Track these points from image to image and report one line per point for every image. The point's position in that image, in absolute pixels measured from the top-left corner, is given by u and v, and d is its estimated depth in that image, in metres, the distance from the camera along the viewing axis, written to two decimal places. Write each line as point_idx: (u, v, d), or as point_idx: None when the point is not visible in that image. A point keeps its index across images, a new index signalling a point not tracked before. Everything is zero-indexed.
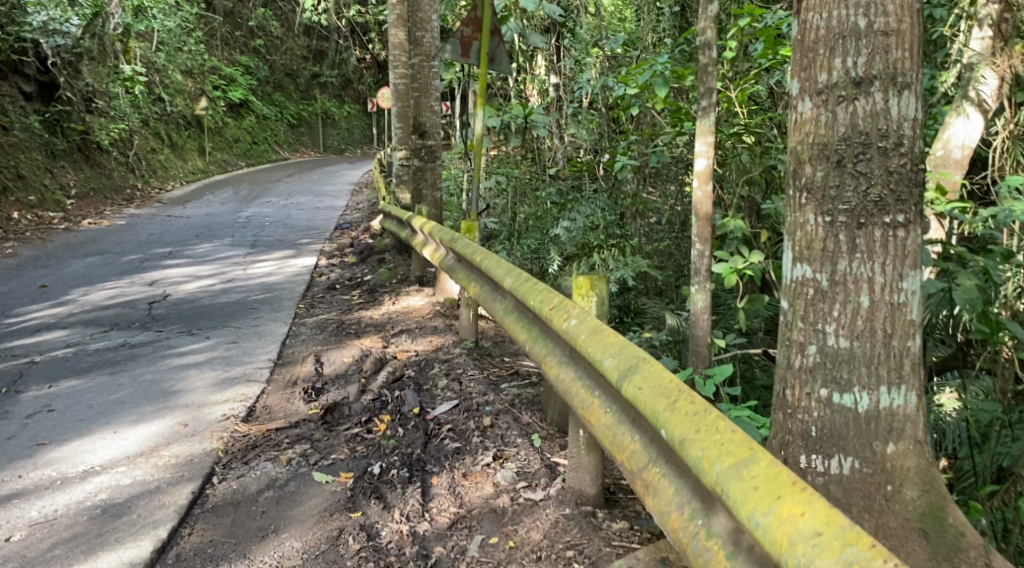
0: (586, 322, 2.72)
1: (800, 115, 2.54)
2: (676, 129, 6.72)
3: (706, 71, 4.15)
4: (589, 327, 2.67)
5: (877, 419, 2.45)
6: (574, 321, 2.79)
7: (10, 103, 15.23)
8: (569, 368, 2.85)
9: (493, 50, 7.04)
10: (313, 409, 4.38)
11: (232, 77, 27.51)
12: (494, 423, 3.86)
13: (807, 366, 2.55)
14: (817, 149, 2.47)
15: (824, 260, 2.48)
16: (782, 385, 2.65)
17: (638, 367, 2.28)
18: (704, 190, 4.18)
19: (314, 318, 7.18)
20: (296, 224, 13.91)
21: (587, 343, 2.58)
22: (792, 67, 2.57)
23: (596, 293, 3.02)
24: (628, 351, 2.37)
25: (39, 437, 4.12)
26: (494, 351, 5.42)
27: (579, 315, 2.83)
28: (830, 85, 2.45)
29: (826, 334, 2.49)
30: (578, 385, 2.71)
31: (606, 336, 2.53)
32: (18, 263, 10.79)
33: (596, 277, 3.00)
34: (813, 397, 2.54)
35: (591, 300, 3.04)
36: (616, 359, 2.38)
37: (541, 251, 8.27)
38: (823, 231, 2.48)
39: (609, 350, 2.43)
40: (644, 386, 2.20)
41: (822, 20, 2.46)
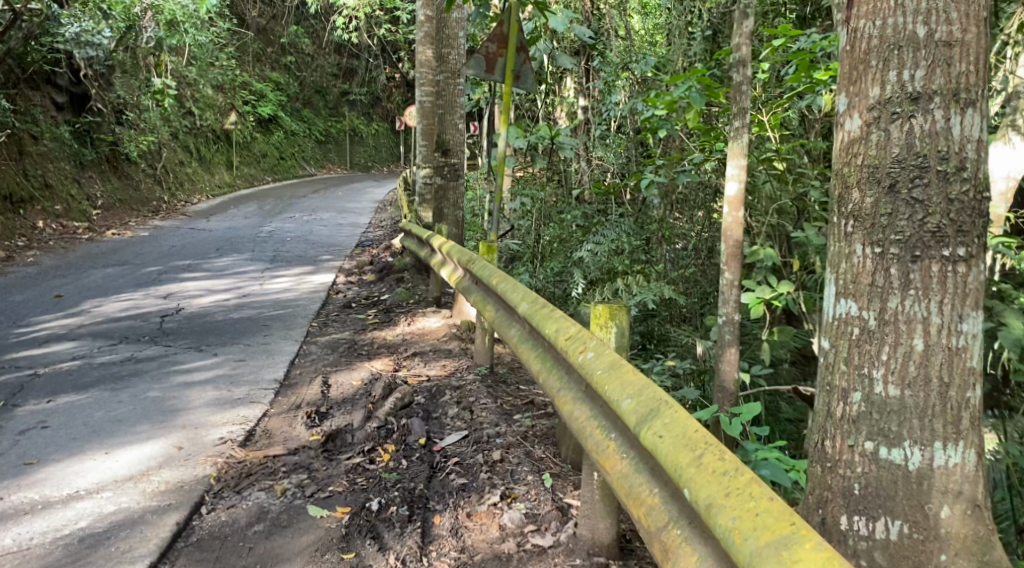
0: (605, 354, 2.49)
1: (847, 133, 2.32)
2: (704, 153, 6.49)
3: (740, 90, 3.90)
4: (607, 361, 2.44)
5: (930, 479, 2.18)
6: (592, 354, 2.57)
7: (41, 113, 15.34)
8: (584, 406, 2.61)
9: (518, 68, 6.87)
10: (314, 434, 4.17)
11: (263, 93, 27.72)
12: (504, 457, 3.64)
13: (850, 415, 2.30)
14: (867, 171, 2.25)
15: (872, 297, 2.25)
16: (821, 434, 2.41)
17: (659, 411, 2.05)
18: (736, 216, 3.90)
19: (327, 337, 7.00)
20: (317, 240, 13.80)
21: (604, 378, 2.35)
22: (840, 82, 2.36)
23: (615, 322, 2.76)
24: (649, 392, 2.14)
25: (27, 456, 3.94)
26: (509, 378, 5.19)
27: (597, 347, 2.60)
28: (883, 100, 2.22)
29: (874, 381, 2.25)
30: (593, 425, 2.47)
31: (625, 372, 2.31)
32: (38, 272, 10.76)
33: (616, 306, 2.75)
34: (856, 449, 2.29)
35: (610, 331, 2.79)
36: (635, 400, 2.14)
37: (563, 275, 8.04)
38: (872, 263, 2.25)
39: (628, 388, 2.20)
40: (665, 434, 1.97)
41: (875, 28, 2.24)
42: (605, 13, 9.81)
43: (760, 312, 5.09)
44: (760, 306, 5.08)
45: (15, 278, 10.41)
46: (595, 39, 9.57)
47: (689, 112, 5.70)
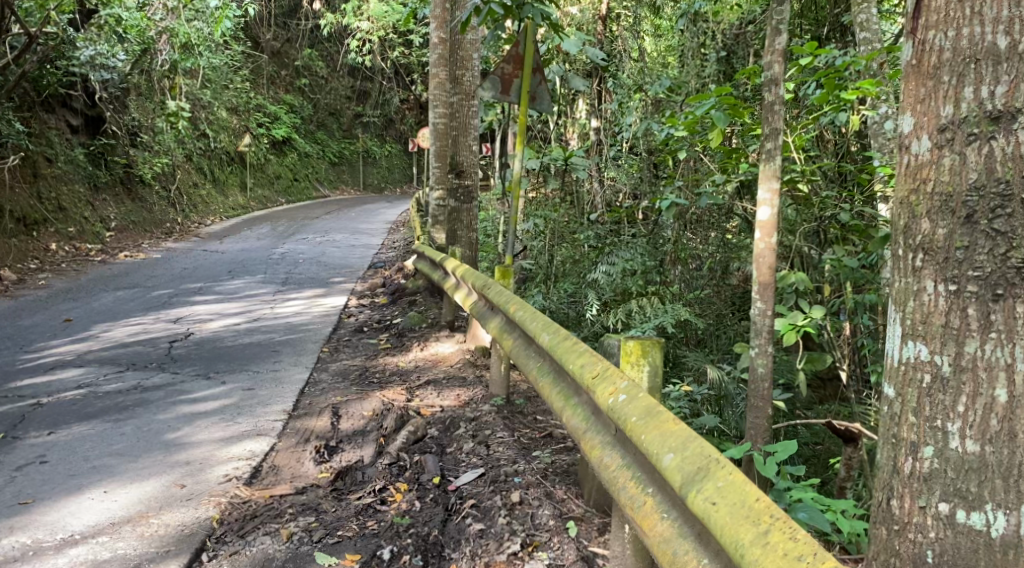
0: (637, 397, 2.35)
1: (915, 156, 2.14)
2: (725, 174, 6.24)
3: (772, 110, 3.71)
4: (641, 407, 2.29)
5: (1017, 548, 1.95)
6: (621, 395, 2.41)
7: (56, 136, 15.38)
8: (613, 450, 2.44)
9: (534, 89, 6.70)
10: (323, 472, 3.98)
11: (277, 115, 27.76)
12: (523, 499, 3.42)
13: (921, 472, 2.10)
14: (938, 201, 2.07)
15: (947, 340, 2.05)
16: (886, 493, 2.21)
17: (710, 472, 1.91)
18: (768, 242, 3.69)
19: (338, 364, 6.80)
20: (329, 261, 13.67)
21: (641, 427, 2.21)
22: (906, 100, 2.19)
23: (648, 361, 2.64)
24: (695, 448, 2.01)
25: (23, 494, 3.75)
26: (526, 409, 4.96)
27: (627, 386, 2.44)
28: (957, 119, 2.04)
29: (949, 435, 2.04)
30: (624, 474, 2.30)
31: (665, 423, 2.17)
32: (48, 295, 10.64)
33: (650, 343, 2.63)
34: (928, 512, 2.08)
35: (642, 370, 2.66)
36: (681, 456, 2.01)
37: (577, 296, 7.80)
38: (945, 303, 2.06)
39: (671, 443, 2.07)
40: (719, 500, 1.84)
41: (948, 39, 2.07)
42: (619, 35, 9.66)
43: (791, 340, 4.82)
44: (791, 333, 4.83)
45: (26, 301, 10.30)
46: (608, 60, 9.41)
47: (712, 131, 5.47)
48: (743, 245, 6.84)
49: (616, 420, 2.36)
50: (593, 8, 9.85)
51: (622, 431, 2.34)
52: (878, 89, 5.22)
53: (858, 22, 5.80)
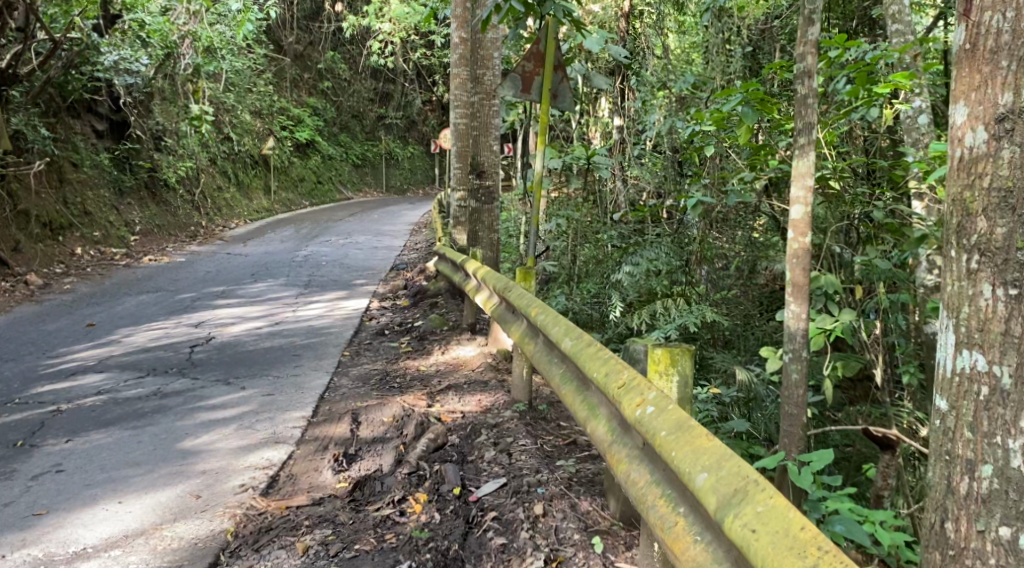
0: (667, 410, 2.26)
1: (969, 149, 2.11)
2: (753, 171, 6.02)
3: (805, 103, 3.56)
4: (671, 420, 2.21)
5: None
6: (650, 406, 2.32)
7: (82, 141, 15.49)
8: (639, 464, 2.35)
9: (556, 87, 6.58)
10: (341, 482, 3.88)
11: (300, 118, 27.82)
12: (547, 511, 3.34)
13: (979, 494, 2.07)
14: (997, 197, 2.06)
15: (1007, 348, 2.04)
16: (938, 515, 2.17)
17: (748, 497, 1.84)
18: (801, 240, 3.53)
19: (359, 368, 6.71)
20: (352, 263, 13.63)
21: (673, 442, 2.13)
22: (957, 89, 2.17)
23: (677, 370, 2.51)
24: (731, 468, 1.93)
25: (37, 505, 3.68)
26: (549, 414, 4.85)
27: (656, 395, 2.35)
28: (1018, 109, 2.03)
29: (1012, 454, 2.02)
30: (652, 491, 2.21)
31: (697, 439, 2.08)
32: (73, 299, 10.68)
33: (677, 351, 2.50)
34: (987, 536, 2.06)
35: (670, 380, 2.53)
36: (716, 477, 1.94)
37: (601, 296, 7.67)
38: (1005, 308, 2.04)
39: (705, 462, 1.99)
40: (760, 527, 1.77)
41: (1005, 21, 2.05)
42: (642, 32, 9.49)
43: (821, 343, 4.68)
44: (820, 336, 4.70)
45: (51, 306, 10.34)
46: (631, 58, 9.27)
47: (740, 126, 5.31)
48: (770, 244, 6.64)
49: (644, 433, 2.27)
50: (616, 6, 9.73)
51: (651, 446, 2.24)
52: (912, 82, 5.05)
53: (890, 13, 5.56)
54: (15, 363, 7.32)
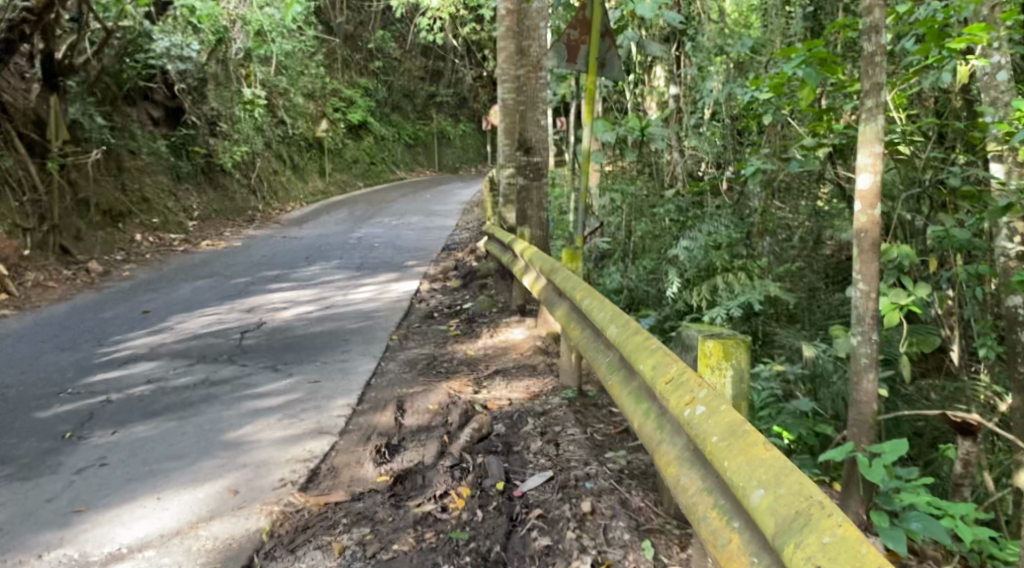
0: (719, 412, 2.11)
1: None
2: (816, 138, 5.66)
3: (873, 62, 3.21)
4: (723, 425, 2.06)
5: None
6: (700, 406, 2.18)
7: (140, 129, 15.68)
8: (686, 467, 2.21)
9: (604, 55, 6.29)
10: (383, 475, 3.74)
11: (353, 99, 27.79)
12: (595, 508, 3.18)
13: None
14: None
15: None
16: None
17: (812, 523, 1.71)
18: (870, 213, 3.22)
19: (407, 352, 6.59)
20: (404, 244, 13.56)
21: (726, 451, 2.00)
22: None
23: (731, 364, 2.43)
24: (792, 487, 1.81)
25: (78, 501, 3.67)
26: (600, 400, 4.64)
27: (707, 394, 2.20)
28: None
29: None
30: (700, 498, 2.08)
31: (753, 450, 1.95)
32: (132, 286, 10.82)
33: (732, 345, 2.41)
34: None
35: (725, 374, 2.43)
36: (774, 496, 1.82)
37: (657, 273, 7.38)
38: None
39: (763, 479, 1.86)
40: (825, 560, 1.65)
41: None
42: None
43: (894, 321, 4.34)
44: (894, 312, 4.34)
45: (110, 293, 10.50)
46: (686, 24, 8.82)
47: (802, 89, 4.94)
48: (835, 212, 6.49)
49: (693, 436, 2.14)
50: None
51: (701, 451, 2.11)
52: (989, 35, 4.61)
53: None
54: (72, 352, 7.40)
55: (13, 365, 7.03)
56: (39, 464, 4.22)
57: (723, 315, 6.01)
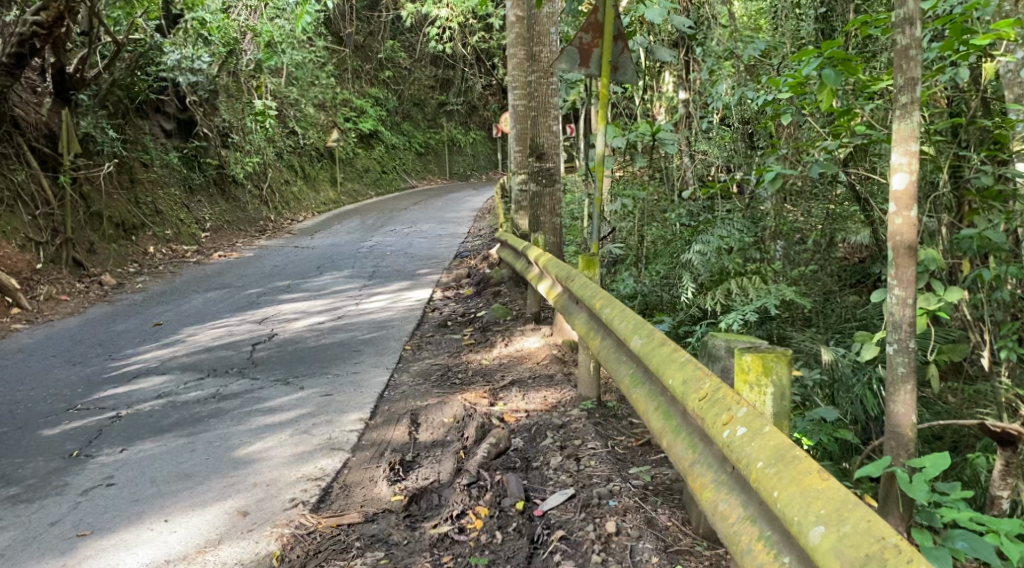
0: (761, 435, 2.12)
1: None
2: (838, 139, 5.49)
3: (907, 56, 3.06)
4: (770, 450, 2.08)
5: None
6: (740, 427, 2.19)
7: (152, 141, 15.64)
8: (727, 493, 2.20)
9: (617, 58, 6.14)
10: (397, 494, 3.60)
11: (363, 108, 27.74)
12: (620, 528, 3.08)
13: None
14: None
15: None
16: None
17: None
18: (906, 216, 3.06)
19: (420, 362, 6.45)
20: (416, 252, 13.46)
21: (776, 480, 2.01)
22: None
23: (771, 379, 2.39)
24: (858, 526, 1.81)
25: (84, 523, 3.56)
26: (620, 411, 4.50)
27: (746, 413, 2.21)
28: None
29: None
30: (748, 528, 2.08)
31: (807, 479, 1.96)
32: (144, 298, 10.76)
33: (773, 360, 2.37)
34: None
35: (765, 390, 2.40)
36: (837, 534, 1.83)
37: (672, 277, 7.08)
38: None
39: (822, 512, 1.87)
40: None
41: None
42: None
43: (924, 327, 4.17)
44: (925, 318, 4.17)
45: (123, 305, 10.43)
46: (695, 28, 8.65)
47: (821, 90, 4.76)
48: (848, 215, 6.23)
49: (734, 459, 2.15)
50: None
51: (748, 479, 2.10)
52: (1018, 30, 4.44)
53: None
54: (83, 367, 7.30)
55: (24, 381, 6.95)
56: (45, 485, 4.11)
57: (740, 319, 5.77)
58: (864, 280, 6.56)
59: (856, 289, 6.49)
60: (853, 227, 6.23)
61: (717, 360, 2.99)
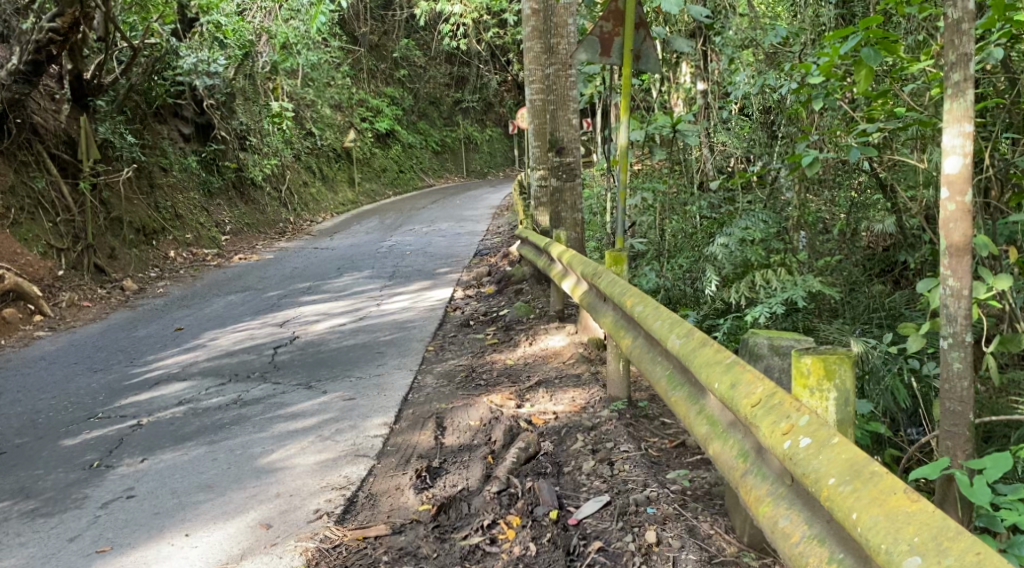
0: (830, 448, 2.00)
1: None
2: (874, 123, 5.24)
3: (960, 31, 2.87)
4: (842, 465, 1.95)
5: None
6: (805, 438, 2.07)
7: (170, 145, 15.61)
8: (796, 511, 2.06)
9: (639, 46, 5.97)
10: (425, 504, 3.46)
11: (379, 108, 27.65)
12: (661, 538, 2.94)
13: None
14: None
15: None
16: None
17: None
18: (960, 201, 2.89)
19: (444, 364, 6.31)
20: (436, 251, 13.35)
21: (854, 500, 1.87)
22: None
23: (834, 384, 2.23)
24: (962, 557, 1.64)
25: (103, 540, 3.46)
26: (653, 411, 4.32)
27: (811, 423, 2.10)
28: None
29: None
30: (823, 553, 1.94)
31: (892, 500, 1.81)
32: (165, 303, 10.70)
33: (835, 363, 2.22)
34: None
35: (828, 396, 2.24)
36: (937, 563, 1.66)
37: (696, 270, 6.87)
38: None
39: (915, 540, 1.71)
40: None
41: None
42: None
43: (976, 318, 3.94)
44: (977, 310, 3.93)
45: (144, 310, 10.38)
46: (714, 16, 8.42)
47: (859, 71, 4.54)
48: (870, 203, 6.05)
49: (802, 474, 2.02)
50: None
51: (823, 499, 1.95)
52: None
53: None
54: (104, 374, 7.23)
55: (45, 389, 6.88)
56: (64, 498, 4.01)
57: (766, 312, 5.57)
58: (890, 270, 6.23)
59: (881, 280, 6.17)
60: (876, 215, 6.05)
61: (759, 359, 2.83)
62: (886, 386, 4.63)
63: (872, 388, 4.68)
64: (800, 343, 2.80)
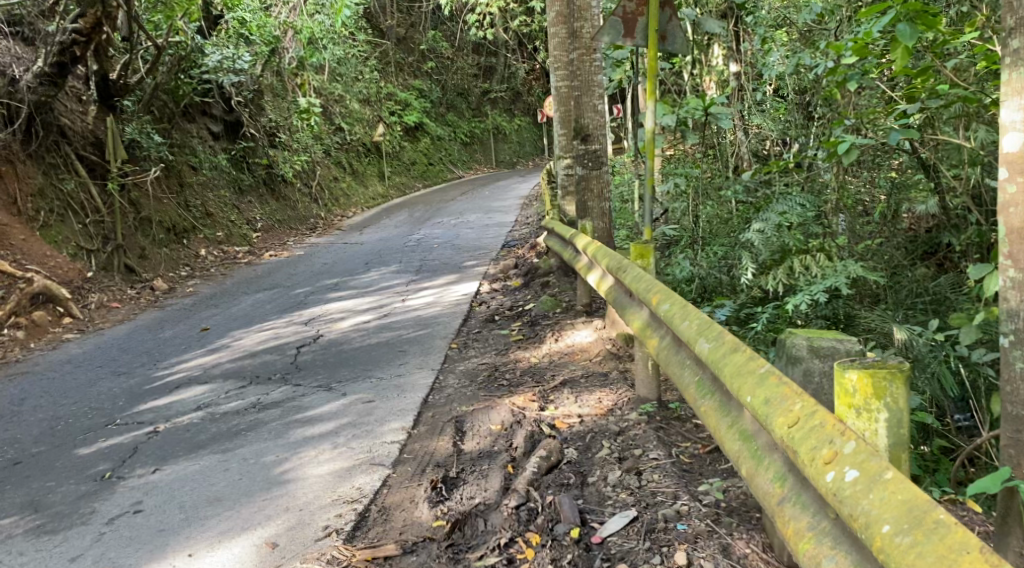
0: (883, 487, 1.76)
1: None
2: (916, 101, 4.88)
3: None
4: (898, 510, 1.70)
5: None
6: (852, 471, 1.83)
7: (199, 144, 15.58)
8: (843, 554, 1.82)
9: (664, 26, 5.64)
10: (439, 519, 3.26)
11: (408, 101, 27.48)
12: (691, 559, 2.71)
13: None
14: None
15: None
16: None
17: None
18: (1021, 182, 2.60)
19: (467, 362, 6.10)
20: (464, 243, 13.15)
21: (916, 556, 1.62)
22: None
23: (885, 405, 1.98)
24: None
25: (104, 561, 3.30)
26: (684, 413, 4.06)
27: (858, 452, 1.85)
28: None
29: None
30: None
31: (964, 561, 1.56)
32: (193, 302, 10.63)
33: (885, 380, 1.97)
34: None
35: (878, 415, 2.00)
36: None
37: (730, 258, 6.55)
38: None
39: None
40: None
41: None
42: None
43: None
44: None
45: (171, 310, 10.31)
46: None
47: (894, 49, 4.22)
48: (912, 183, 5.68)
49: (850, 516, 1.78)
50: None
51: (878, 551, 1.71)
52: None
53: None
54: (127, 378, 7.15)
55: (67, 394, 6.80)
56: (72, 513, 3.87)
57: (808, 300, 5.23)
58: (934, 252, 5.80)
59: (925, 263, 5.76)
60: (917, 196, 5.66)
61: (797, 362, 2.57)
62: (933, 373, 4.33)
63: (917, 377, 4.38)
64: (842, 344, 2.55)
